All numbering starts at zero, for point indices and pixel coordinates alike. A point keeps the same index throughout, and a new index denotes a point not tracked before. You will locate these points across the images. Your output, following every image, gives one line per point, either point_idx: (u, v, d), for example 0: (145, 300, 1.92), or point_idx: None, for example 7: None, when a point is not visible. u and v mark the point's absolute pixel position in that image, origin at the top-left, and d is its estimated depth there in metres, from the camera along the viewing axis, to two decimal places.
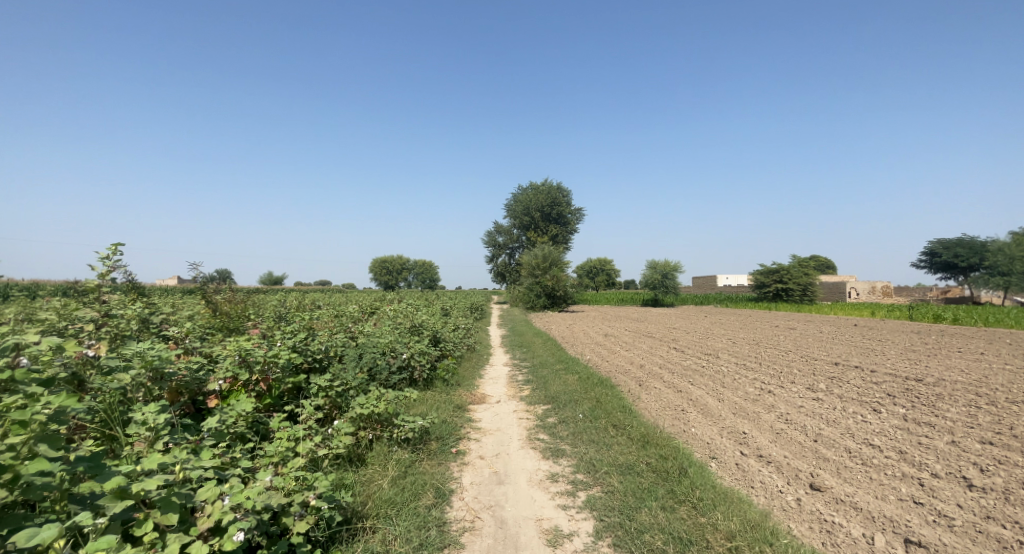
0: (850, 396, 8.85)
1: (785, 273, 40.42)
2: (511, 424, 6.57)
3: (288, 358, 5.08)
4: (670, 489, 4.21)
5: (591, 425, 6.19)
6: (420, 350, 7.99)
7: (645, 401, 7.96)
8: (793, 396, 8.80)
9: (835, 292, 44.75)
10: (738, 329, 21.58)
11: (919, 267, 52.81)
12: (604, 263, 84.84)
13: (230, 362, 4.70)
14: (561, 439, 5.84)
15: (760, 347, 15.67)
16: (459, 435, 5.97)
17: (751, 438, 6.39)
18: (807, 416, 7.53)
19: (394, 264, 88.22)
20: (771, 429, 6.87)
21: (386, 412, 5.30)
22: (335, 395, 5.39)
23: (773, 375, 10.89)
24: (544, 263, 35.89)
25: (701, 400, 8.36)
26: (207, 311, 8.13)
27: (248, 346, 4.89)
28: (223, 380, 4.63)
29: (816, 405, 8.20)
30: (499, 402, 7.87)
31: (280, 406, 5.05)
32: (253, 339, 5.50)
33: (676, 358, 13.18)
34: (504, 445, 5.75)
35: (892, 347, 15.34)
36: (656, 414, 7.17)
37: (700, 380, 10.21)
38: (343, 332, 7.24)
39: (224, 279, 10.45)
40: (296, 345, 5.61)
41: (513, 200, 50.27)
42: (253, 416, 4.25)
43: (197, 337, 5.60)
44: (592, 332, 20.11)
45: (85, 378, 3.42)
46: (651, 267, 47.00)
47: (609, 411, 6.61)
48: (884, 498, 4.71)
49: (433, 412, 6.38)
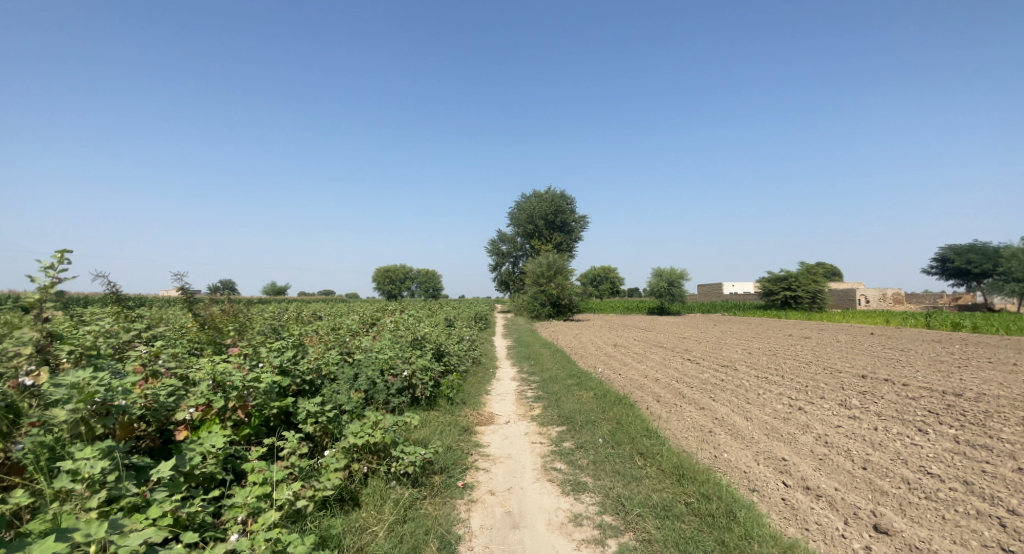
0: (890, 413, 8.14)
1: (793, 281, 39.74)
2: (523, 450, 5.90)
3: (271, 382, 4.42)
4: (720, 540, 3.57)
5: (614, 452, 5.51)
6: (423, 366, 7.32)
7: (669, 422, 7.28)
8: (827, 414, 8.11)
9: (846, 299, 43.91)
10: (752, 338, 20.82)
11: (930, 273, 51.91)
12: (609, 272, 84.23)
13: (202, 388, 4.08)
14: (582, 470, 5.16)
15: (778, 357, 14.99)
16: (465, 465, 5.30)
17: (792, 465, 5.70)
18: (848, 438, 6.84)
19: (397, 273, 88.21)
20: (812, 453, 6.18)
21: (383, 441, 4.67)
22: (326, 421, 4.76)
23: (800, 389, 10.17)
24: (548, 272, 35.25)
25: (728, 419, 7.68)
26: (195, 324, 7.55)
27: (225, 368, 4.28)
28: (195, 407, 4.02)
29: (855, 425, 7.50)
30: (508, 423, 7.19)
31: (263, 434, 4.43)
32: (234, 358, 4.85)
33: (693, 370, 12.47)
34: (517, 477, 5.08)
35: (918, 357, 14.60)
36: (682, 438, 6.51)
37: (722, 395, 9.51)
38: (337, 348, 6.59)
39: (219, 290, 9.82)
40: (283, 365, 4.97)
41: (516, 209, 49.91)
42: (225, 452, 3.65)
43: (170, 358, 4.97)
44: (600, 342, 19.41)
45: (19, 413, 2.86)
46: (657, 276, 46.23)
47: (633, 436, 5.93)
48: (964, 544, 4.04)
49: (436, 437, 5.72)
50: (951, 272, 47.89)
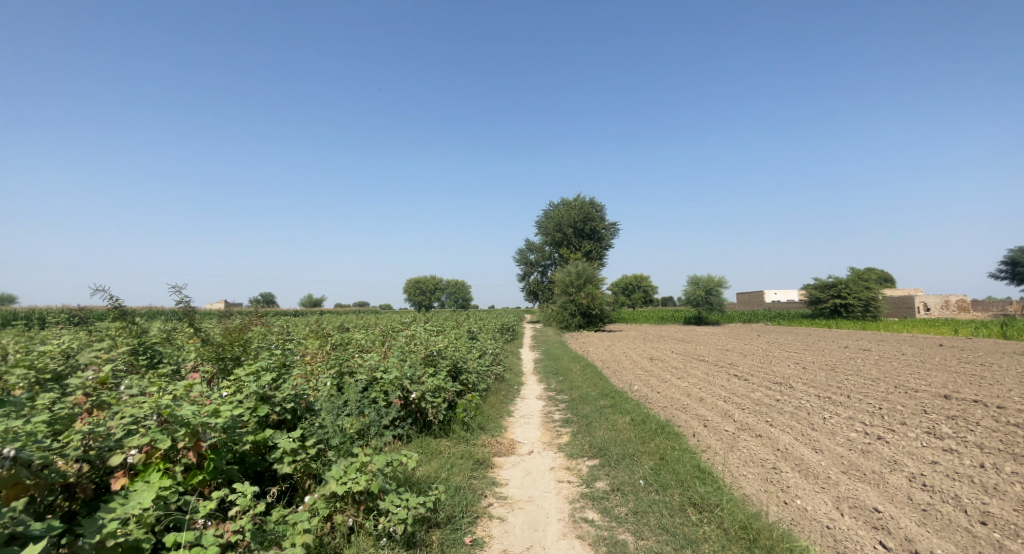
0: (996, 446, 6.69)
1: (842, 286, 37.20)
2: (547, 491, 4.93)
3: (233, 415, 3.57)
4: None
5: (659, 500, 4.48)
6: (434, 387, 6.47)
7: (722, 456, 6.16)
8: (915, 446, 6.77)
9: (902, 306, 40.75)
10: (804, 350, 19.08)
11: (997, 276, 47.85)
12: (641, 279, 82.09)
13: (147, 422, 3.30)
14: (619, 524, 4.14)
15: (837, 373, 13.41)
16: (476, 513, 4.37)
17: (890, 519, 4.50)
18: (951, 480, 5.55)
19: (429, 284, 88.88)
20: (909, 501, 4.96)
21: (371, 488, 3.79)
22: (305, 461, 3.93)
23: (873, 413, 8.77)
24: (578, 280, 34.05)
25: (793, 450, 6.49)
26: (197, 341, 6.97)
27: (174, 400, 3.45)
28: (138, 448, 3.24)
29: (956, 462, 6.14)
30: (531, 453, 6.21)
31: (228, 479, 3.64)
32: (201, 385, 4.06)
33: (743, 388, 11.14)
34: (538, 532, 4.10)
35: (1006, 373, 12.72)
36: (739, 478, 5.41)
37: (781, 419, 8.27)
38: (336, 367, 5.82)
39: (254, 305, 9.26)
40: (259, 391, 4.13)
41: (546, 217, 48.98)
42: (157, 512, 2.85)
43: (131, 383, 4.25)
44: (634, 355, 18.18)
45: None
46: (693, 283, 44.18)
47: (682, 477, 4.86)
48: None
49: (443, 477, 4.81)
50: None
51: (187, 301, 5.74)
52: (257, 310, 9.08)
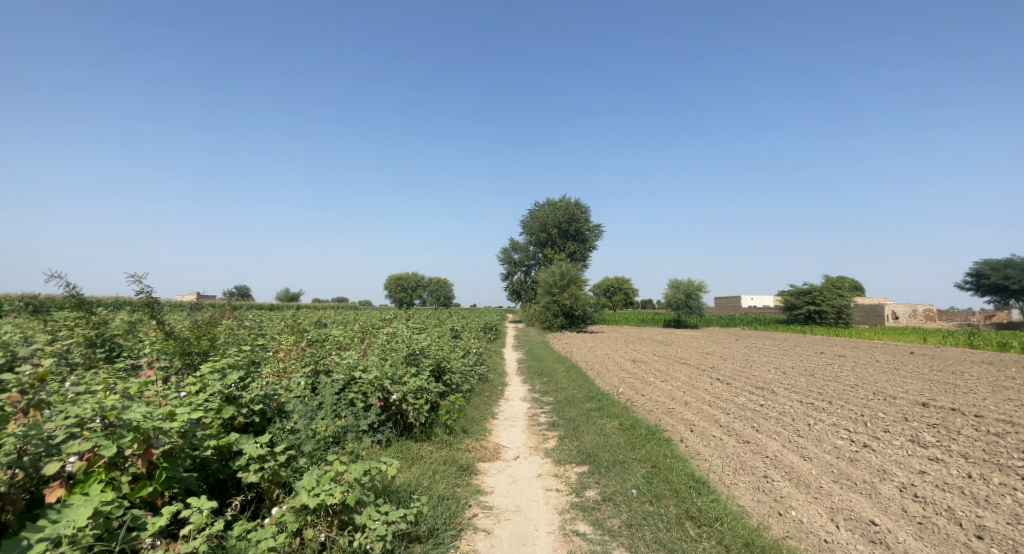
0: (980, 456, 6.68)
1: (817, 293, 37.89)
2: (535, 501, 4.65)
3: (190, 419, 3.21)
4: None
5: (655, 511, 4.25)
6: (417, 388, 6.13)
7: (714, 464, 5.98)
8: (903, 455, 6.71)
9: (873, 314, 41.85)
10: (783, 355, 19.26)
11: (961, 288, 49.61)
12: (622, 282, 82.59)
13: (92, 425, 2.91)
14: (613, 538, 3.89)
15: (816, 379, 13.49)
16: (460, 525, 4.08)
17: (887, 533, 4.36)
18: (941, 490, 5.47)
19: (410, 280, 87.85)
20: (904, 513, 4.85)
21: (347, 499, 3.45)
22: (273, 469, 3.58)
23: (856, 420, 8.74)
24: (561, 281, 33.91)
25: (783, 458, 6.37)
26: (160, 332, 6.48)
27: (124, 400, 3.05)
28: (78, 455, 2.84)
29: (944, 472, 6.07)
30: (516, 459, 5.92)
31: (182, 490, 3.26)
32: (156, 385, 3.66)
33: (727, 393, 11.08)
34: (527, 546, 3.83)
35: (978, 382, 12.99)
36: (731, 487, 5.23)
37: (767, 425, 8.17)
38: (310, 366, 5.44)
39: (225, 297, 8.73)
40: (225, 391, 3.76)
41: (531, 217, 48.75)
42: (98, 531, 2.47)
43: (74, 381, 3.80)
44: (617, 357, 18.09)
45: None
46: (674, 286, 44.48)
47: (675, 487, 4.64)
48: None
49: (424, 486, 4.50)
50: (987, 288, 45.48)
51: (150, 289, 5.26)
52: (228, 302, 8.56)
